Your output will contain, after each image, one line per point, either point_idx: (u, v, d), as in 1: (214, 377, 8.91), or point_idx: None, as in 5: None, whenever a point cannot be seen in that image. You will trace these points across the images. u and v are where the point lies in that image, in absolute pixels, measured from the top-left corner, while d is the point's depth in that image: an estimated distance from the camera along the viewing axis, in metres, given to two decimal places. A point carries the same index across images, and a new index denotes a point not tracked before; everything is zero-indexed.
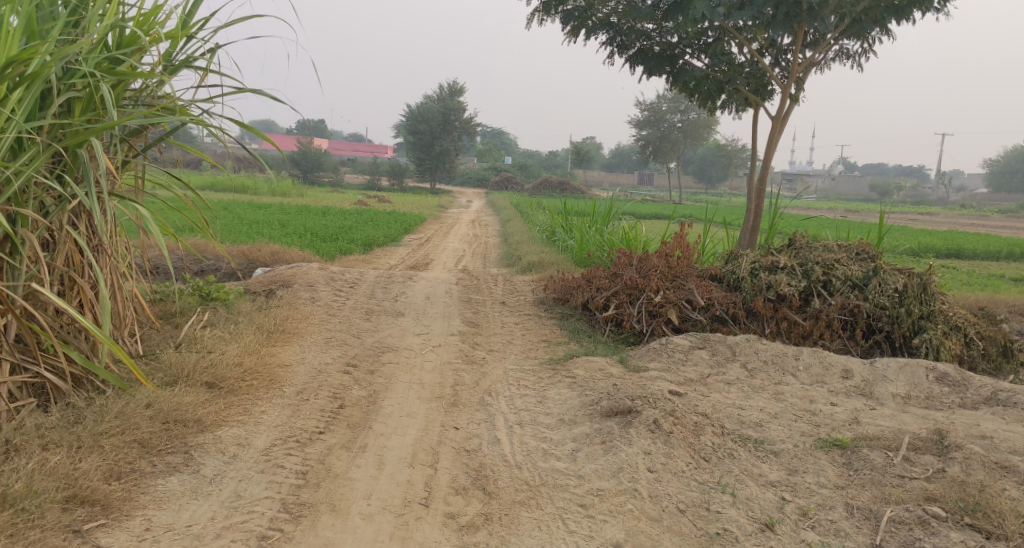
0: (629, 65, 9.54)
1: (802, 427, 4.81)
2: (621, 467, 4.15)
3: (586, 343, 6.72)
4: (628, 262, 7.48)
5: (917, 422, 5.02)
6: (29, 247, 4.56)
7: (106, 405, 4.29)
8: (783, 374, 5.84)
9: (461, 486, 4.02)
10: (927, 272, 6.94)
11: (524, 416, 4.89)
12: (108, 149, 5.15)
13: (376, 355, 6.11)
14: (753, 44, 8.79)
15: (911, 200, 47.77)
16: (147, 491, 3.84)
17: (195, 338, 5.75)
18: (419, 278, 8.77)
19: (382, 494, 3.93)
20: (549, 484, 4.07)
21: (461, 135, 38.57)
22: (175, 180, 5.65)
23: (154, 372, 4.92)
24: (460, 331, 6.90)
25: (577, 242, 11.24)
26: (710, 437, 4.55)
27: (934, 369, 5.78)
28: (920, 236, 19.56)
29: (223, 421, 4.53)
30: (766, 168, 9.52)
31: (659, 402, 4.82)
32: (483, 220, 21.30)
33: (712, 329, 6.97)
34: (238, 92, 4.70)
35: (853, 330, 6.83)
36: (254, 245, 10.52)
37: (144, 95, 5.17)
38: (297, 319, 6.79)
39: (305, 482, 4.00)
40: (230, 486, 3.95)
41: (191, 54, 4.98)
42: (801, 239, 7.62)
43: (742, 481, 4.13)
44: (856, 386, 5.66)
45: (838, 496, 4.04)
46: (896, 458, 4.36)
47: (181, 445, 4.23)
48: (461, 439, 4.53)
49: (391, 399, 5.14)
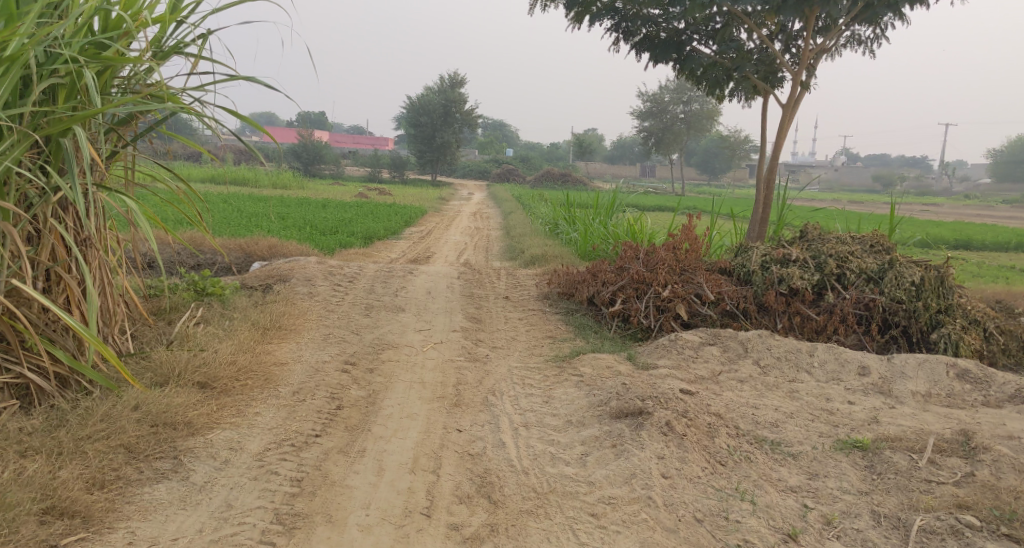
0: (635, 52, 9.30)
1: (820, 428, 4.59)
2: (634, 473, 3.94)
3: (593, 339, 6.51)
4: (634, 256, 7.26)
5: (940, 422, 4.79)
6: (11, 241, 4.35)
7: (91, 407, 4.09)
8: (797, 371, 5.63)
9: (465, 495, 3.81)
10: (944, 265, 6.69)
11: (530, 418, 4.69)
12: (96, 138, 4.94)
13: (375, 353, 5.90)
14: (763, 30, 8.53)
15: (914, 191, 47.50)
16: (131, 501, 3.63)
17: (187, 335, 5.54)
18: (419, 272, 8.55)
19: (381, 504, 3.73)
20: (558, 491, 3.86)
21: (462, 127, 38.25)
22: (167, 171, 5.43)
23: (143, 372, 4.71)
24: (463, 327, 6.69)
25: (581, 235, 11.01)
26: (725, 440, 4.35)
27: (954, 366, 5.55)
28: (928, 226, 19.25)
29: (215, 424, 4.32)
30: (776, 158, 9.27)
31: (671, 402, 4.60)
32: (486, 213, 21.06)
33: (722, 325, 6.77)
34: (230, 80, 4.49)
35: (868, 325, 6.60)
36: (251, 238, 10.28)
37: (133, 82, 4.96)
38: (294, 315, 6.58)
39: (300, 491, 3.79)
40: (220, 495, 3.74)
41: (181, 40, 4.77)
42: (813, 232, 7.40)
43: (760, 486, 3.92)
44: (874, 383, 5.42)
45: (863, 503, 3.83)
46: (922, 462, 4.15)
47: (170, 450, 4.02)
48: (464, 443, 4.32)
49: (391, 399, 4.92)
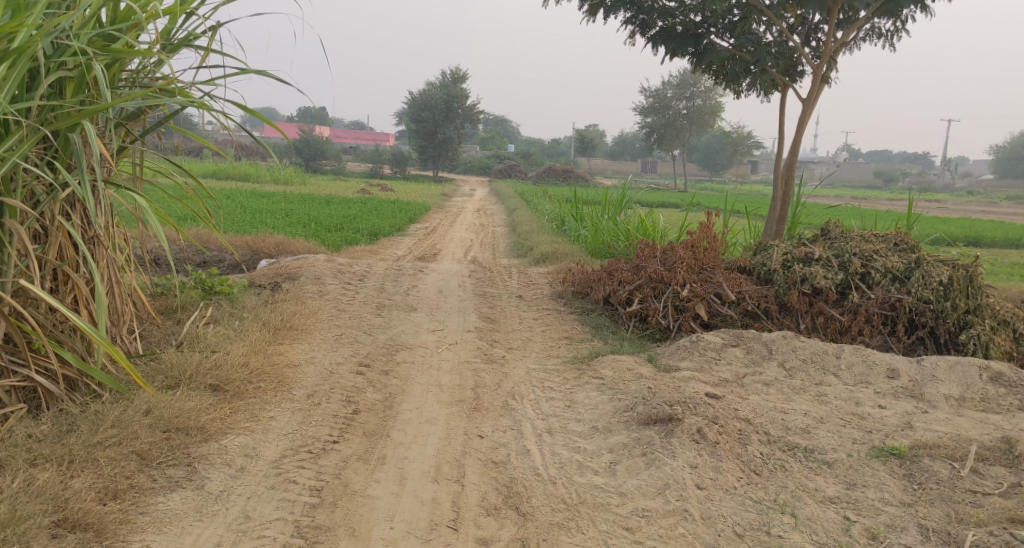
0: (651, 45, 9.17)
1: (853, 433, 4.42)
2: (667, 484, 3.82)
3: (611, 340, 6.35)
4: (651, 254, 7.09)
5: (977, 428, 4.62)
6: (17, 240, 4.19)
7: (102, 411, 3.93)
8: (824, 374, 5.43)
9: (492, 506, 3.66)
10: (973, 263, 6.47)
11: (553, 423, 4.53)
12: (103, 133, 4.79)
13: (390, 354, 5.74)
14: (782, 22, 8.37)
15: (918, 187, 47.33)
16: (146, 512, 3.48)
17: (197, 335, 5.39)
18: (430, 270, 8.38)
19: (405, 515, 3.58)
20: (589, 503, 3.73)
21: (465, 123, 38.03)
22: (176, 167, 5.28)
23: (153, 375, 4.56)
24: (477, 328, 6.54)
25: (591, 232, 10.84)
26: (758, 447, 4.20)
27: (987, 368, 5.35)
28: (938, 224, 18.97)
29: (229, 429, 4.16)
30: (794, 154, 9.10)
31: (700, 407, 4.45)
32: (489, 209, 20.85)
33: (743, 325, 6.59)
34: (241, 74, 4.32)
35: (894, 326, 6.43)
36: (257, 236, 10.11)
37: (141, 75, 4.84)
38: (305, 315, 6.42)
39: (320, 501, 3.63)
40: (237, 505, 3.58)
41: (191, 32, 4.61)
42: (835, 229, 7.21)
43: (799, 498, 3.80)
44: (904, 387, 5.23)
45: (907, 516, 3.71)
46: (964, 471, 4.01)
47: (183, 456, 3.85)
48: (487, 450, 4.17)
49: (408, 403, 4.76)
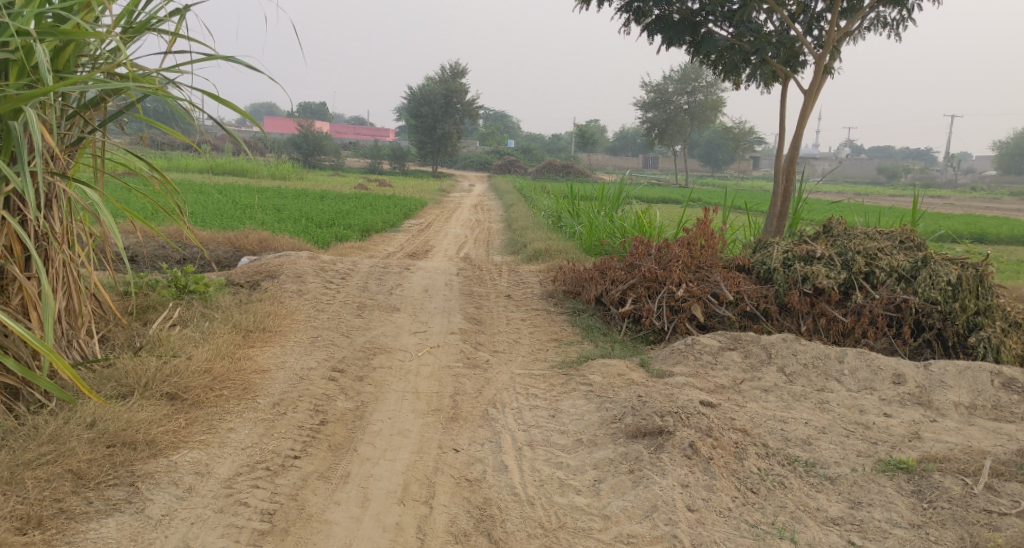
0: (647, 34, 8.88)
1: (858, 445, 4.07)
2: (655, 506, 3.52)
3: (602, 342, 6.02)
4: (645, 252, 6.75)
5: (989, 439, 4.29)
6: None
7: (39, 425, 3.61)
8: (826, 380, 5.09)
9: (461, 532, 3.36)
10: (983, 262, 6.11)
11: (535, 435, 4.21)
12: (57, 124, 4.46)
13: (366, 358, 5.41)
14: (782, 9, 8.02)
15: (923, 181, 46.84)
16: (71, 542, 3.16)
17: (159, 338, 5.06)
18: (417, 267, 8.02)
19: (364, 543, 3.28)
20: (568, 528, 3.43)
21: (464, 118, 37.65)
22: (140, 160, 4.91)
23: (104, 383, 4.23)
24: (461, 329, 6.20)
25: (586, 229, 10.49)
26: (755, 461, 3.87)
27: (999, 374, 5.02)
28: (947, 220, 18.41)
29: (182, 443, 3.84)
30: (795, 148, 8.75)
31: (694, 418, 4.11)
32: (486, 204, 20.54)
33: (742, 327, 6.24)
34: (207, 60, 3.94)
35: (899, 328, 6.10)
36: (240, 232, 9.76)
37: (100, 61, 4.50)
38: (280, 315, 6.08)
39: (270, 528, 3.33)
40: (179, 531, 3.28)
41: (153, 15, 4.26)
42: (838, 226, 6.85)
43: (799, 519, 3.50)
44: (911, 394, 4.88)
45: (915, 539, 3.41)
46: (978, 487, 3.68)
47: (126, 475, 3.52)
48: (461, 466, 3.85)
49: (380, 413, 4.43)
